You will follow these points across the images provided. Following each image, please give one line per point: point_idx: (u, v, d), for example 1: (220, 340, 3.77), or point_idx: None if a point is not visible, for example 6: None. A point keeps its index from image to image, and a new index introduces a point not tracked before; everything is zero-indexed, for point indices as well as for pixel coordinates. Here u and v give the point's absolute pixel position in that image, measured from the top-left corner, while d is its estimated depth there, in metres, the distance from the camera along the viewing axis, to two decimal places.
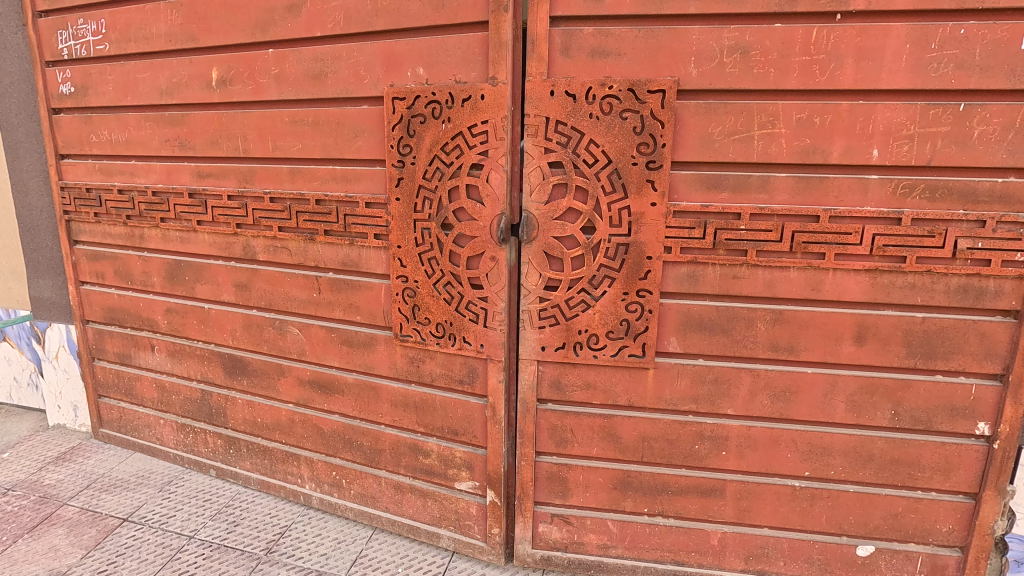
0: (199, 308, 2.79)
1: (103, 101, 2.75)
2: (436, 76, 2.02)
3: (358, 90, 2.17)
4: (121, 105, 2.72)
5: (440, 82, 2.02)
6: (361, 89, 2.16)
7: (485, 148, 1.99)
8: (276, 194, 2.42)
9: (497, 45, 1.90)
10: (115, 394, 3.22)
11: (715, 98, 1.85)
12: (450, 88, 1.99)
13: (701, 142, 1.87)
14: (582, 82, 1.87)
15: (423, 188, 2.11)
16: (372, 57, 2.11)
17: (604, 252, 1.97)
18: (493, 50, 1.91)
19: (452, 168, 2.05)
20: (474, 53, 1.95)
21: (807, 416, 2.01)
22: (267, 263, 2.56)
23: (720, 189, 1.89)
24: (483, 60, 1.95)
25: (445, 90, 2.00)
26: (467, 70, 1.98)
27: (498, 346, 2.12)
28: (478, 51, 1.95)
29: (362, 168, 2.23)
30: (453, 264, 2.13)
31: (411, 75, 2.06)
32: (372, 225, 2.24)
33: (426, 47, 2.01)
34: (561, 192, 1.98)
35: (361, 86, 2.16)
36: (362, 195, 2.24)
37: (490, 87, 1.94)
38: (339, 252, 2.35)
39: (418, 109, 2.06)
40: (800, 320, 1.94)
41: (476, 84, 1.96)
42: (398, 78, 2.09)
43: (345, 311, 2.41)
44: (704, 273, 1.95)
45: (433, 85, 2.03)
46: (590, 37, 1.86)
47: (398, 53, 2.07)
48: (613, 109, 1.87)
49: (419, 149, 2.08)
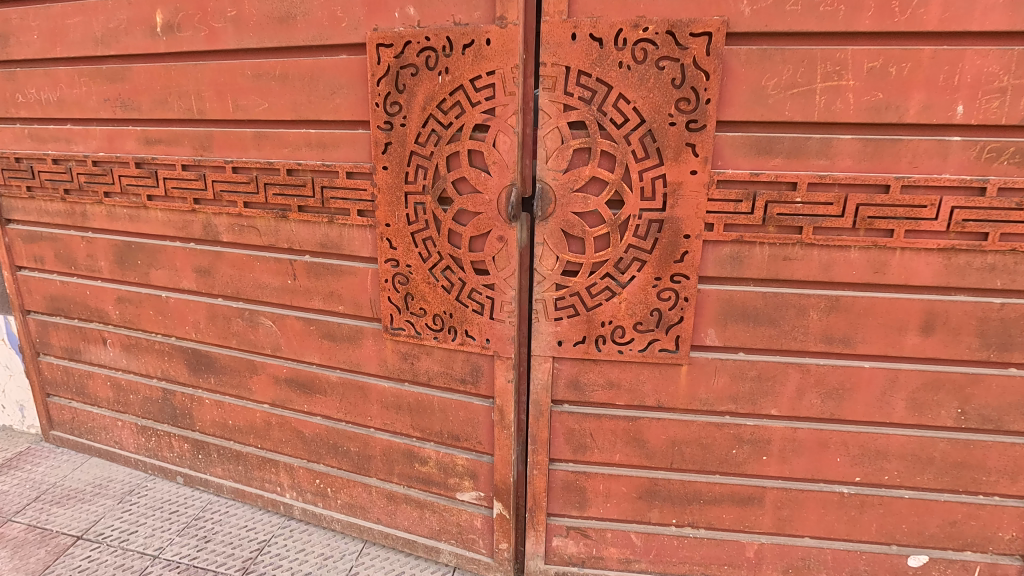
0: (154, 297, 2.43)
1: (27, 53, 2.32)
2: (429, 15, 1.66)
3: (333, 35, 1.79)
4: (49, 57, 2.29)
5: (435, 25, 1.66)
6: (336, 35, 1.79)
7: (491, 106, 1.64)
8: (238, 163, 2.05)
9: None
10: (72, 396, 2.85)
11: (770, 43, 1.53)
12: (448, 31, 1.64)
13: (752, 97, 1.56)
14: (610, 23, 1.53)
15: (416, 155, 1.77)
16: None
17: (634, 230, 1.67)
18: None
19: (450, 131, 1.70)
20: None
21: (862, 416, 1.76)
22: (232, 244, 2.20)
23: (773, 154, 1.59)
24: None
25: (441, 34, 1.65)
26: (467, 9, 1.62)
27: (507, 341, 1.81)
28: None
29: (341, 131, 1.87)
30: (453, 246, 1.81)
31: (399, 16, 1.70)
32: (356, 200, 1.90)
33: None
34: (583, 159, 1.66)
35: (337, 30, 1.78)
36: (343, 163, 1.89)
37: (498, 28, 1.58)
38: (318, 233, 2.01)
39: (408, 58, 1.70)
40: (859, 308, 1.67)
41: (479, 27, 1.60)
42: (383, 19, 1.72)
43: (326, 300, 2.08)
44: (751, 254, 1.67)
45: (427, 27, 1.67)
46: None
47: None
48: (648, 58, 1.54)
49: (411, 108, 1.73)
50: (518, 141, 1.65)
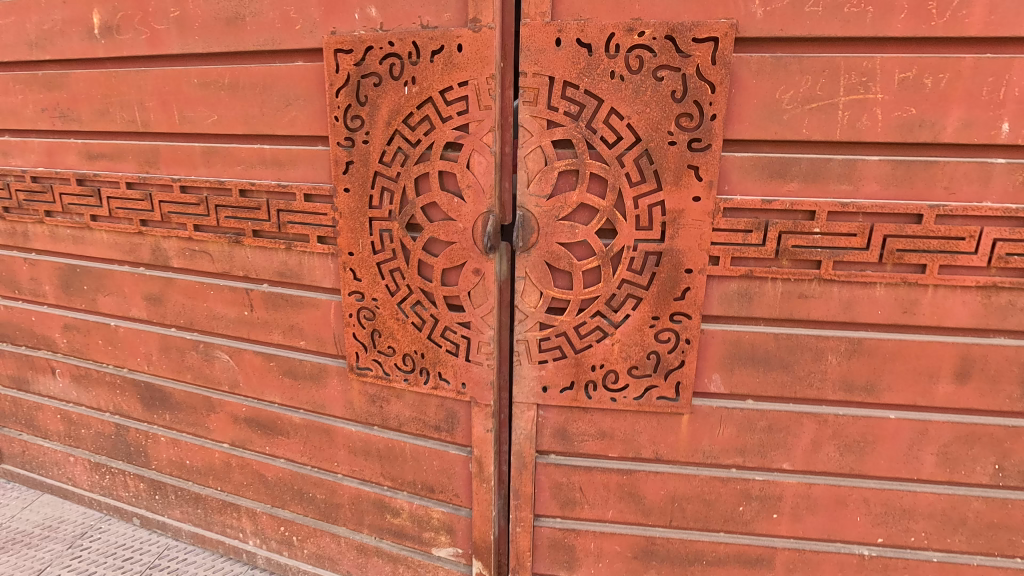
0: (102, 325, 2.20)
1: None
2: (393, 17, 1.45)
3: (287, 38, 1.58)
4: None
5: (400, 27, 1.45)
6: (290, 39, 1.57)
7: (464, 122, 1.43)
8: (187, 182, 1.83)
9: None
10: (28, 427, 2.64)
11: (785, 49, 1.32)
12: (414, 36, 1.42)
13: (764, 113, 1.35)
14: (600, 26, 1.32)
15: (381, 176, 1.56)
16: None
17: (628, 263, 1.46)
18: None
19: (419, 149, 1.49)
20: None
21: (886, 471, 1.56)
22: (183, 270, 1.98)
23: (788, 177, 1.38)
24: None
25: (406, 39, 1.43)
26: (436, 9, 1.40)
27: (485, 386, 1.60)
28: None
29: (298, 148, 1.66)
30: (424, 278, 1.59)
31: (359, 17, 1.48)
32: (316, 225, 1.68)
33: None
34: (570, 183, 1.44)
35: (291, 34, 1.57)
36: (301, 184, 1.68)
37: (470, 31, 1.36)
38: (275, 261, 1.79)
39: (370, 66, 1.48)
40: (884, 352, 1.46)
41: (449, 30, 1.38)
42: (341, 21, 1.50)
43: (286, 334, 1.86)
44: (761, 291, 1.46)
45: (391, 30, 1.45)
46: None
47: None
48: (644, 67, 1.33)
49: (374, 123, 1.52)
50: (495, 162, 1.44)
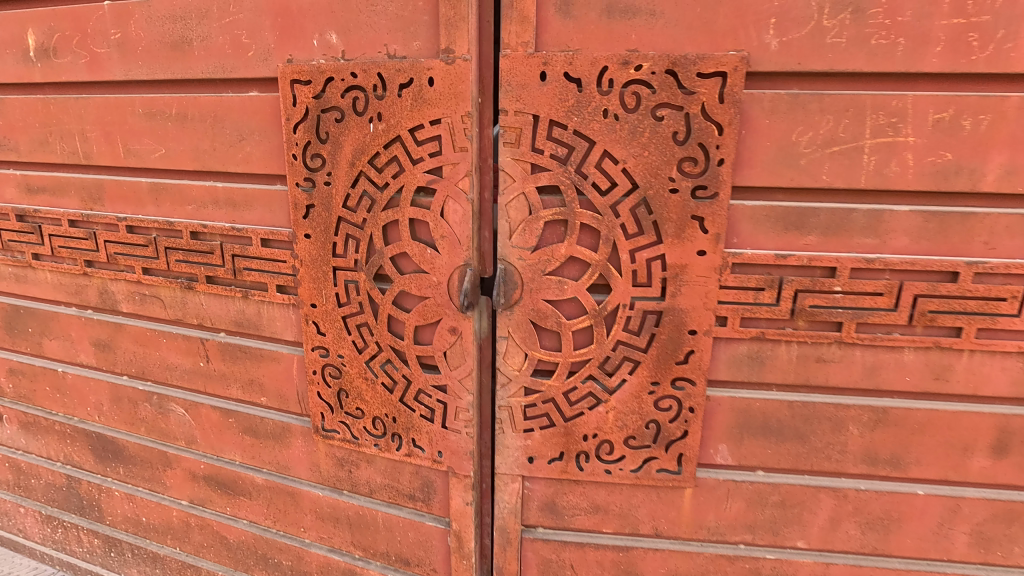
0: (49, 370, 2.01)
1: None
2: (356, 44, 1.27)
3: (239, 66, 1.40)
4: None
5: (364, 56, 1.27)
6: (242, 66, 1.39)
7: (437, 165, 1.25)
8: (133, 221, 1.65)
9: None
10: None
11: (802, 85, 1.16)
12: (379, 67, 1.24)
13: (779, 157, 1.18)
14: (591, 58, 1.15)
15: (346, 222, 1.38)
16: (258, 14, 1.35)
17: (623, 323, 1.29)
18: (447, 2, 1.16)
19: (387, 194, 1.31)
20: (416, 9, 1.20)
21: (912, 551, 1.39)
22: (134, 316, 1.79)
23: (805, 229, 1.21)
24: (429, 20, 1.20)
25: (370, 70, 1.25)
26: (404, 37, 1.23)
27: (464, 456, 1.43)
28: (422, 5, 1.20)
29: (254, 188, 1.48)
30: (394, 335, 1.42)
31: (318, 44, 1.30)
32: (275, 273, 1.51)
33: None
34: (558, 233, 1.27)
35: (243, 61, 1.39)
36: (257, 227, 1.50)
37: (443, 62, 1.19)
38: (232, 310, 1.61)
39: (330, 99, 1.30)
40: (912, 422, 1.30)
41: (419, 61, 1.21)
42: (298, 47, 1.32)
43: (246, 389, 1.68)
44: (774, 355, 1.29)
45: (353, 59, 1.28)
46: None
47: (296, 9, 1.30)
48: (642, 105, 1.16)
49: (337, 163, 1.34)
50: (473, 210, 1.26)
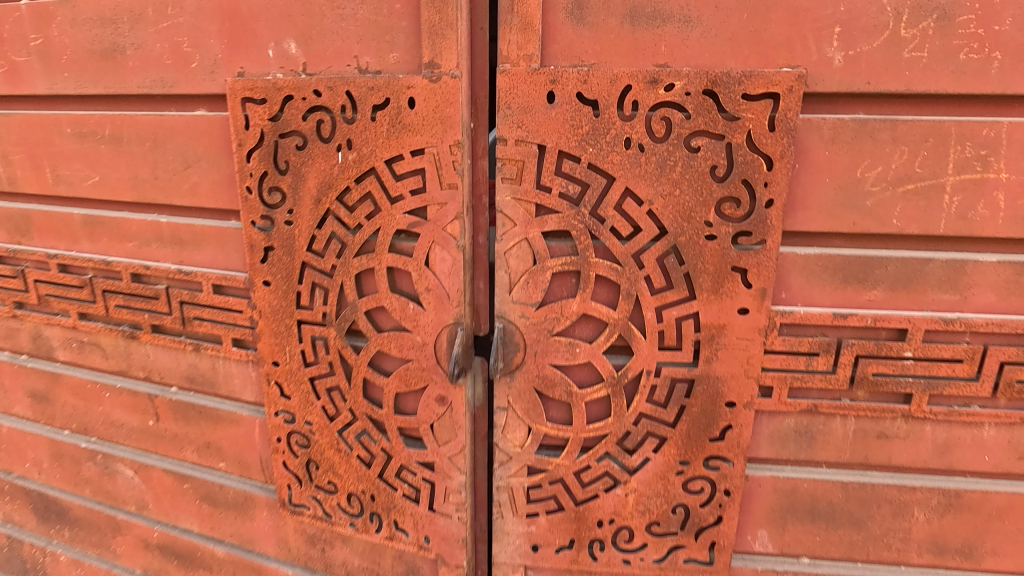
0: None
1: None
2: (320, 56, 1.03)
3: (181, 80, 1.16)
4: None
5: (330, 70, 1.03)
6: (184, 80, 1.15)
7: (420, 205, 1.02)
8: (65, 259, 1.40)
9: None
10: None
11: (870, 109, 0.94)
12: (348, 84, 1.00)
13: (839, 197, 0.96)
14: (612, 76, 0.92)
15: (311, 269, 1.14)
16: (201, 18, 1.10)
17: (647, 393, 1.07)
18: (430, 5, 0.93)
19: (360, 238, 1.08)
20: (392, 12, 0.97)
21: None
22: (73, 364, 1.55)
23: (869, 283, 1.00)
24: (409, 26, 0.97)
25: (337, 87, 1.01)
26: (379, 47, 0.99)
27: (456, 543, 1.20)
28: (401, 8, 0.97)
29: (203, 224, 1.24)
30: (371, 401, 1.19)
31: (274, 55, 1.07)
32: (230, 325, 1.27)
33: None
34: (568, 286, 1.05)
35: (185, 73, 1.15)
36: (208, 270, 1.26)
37: (426, 80, 0.96)
38: (183, 363, 1.37)
39: (290, 122, 1.07)
40: (990, 508, 1.09)
41: (396, 77, 0.97)
42: (250, 58, 1.09)
43: (201, 452, 1.44)
44: (827, 429, 1.08)
45: (317, 73, 1.04)
46: None
47: (247, 11, 1.07)
48: (673, 133, 0.94)
49: (299, 199, 1.10)
50: (465, 259, 1.03)
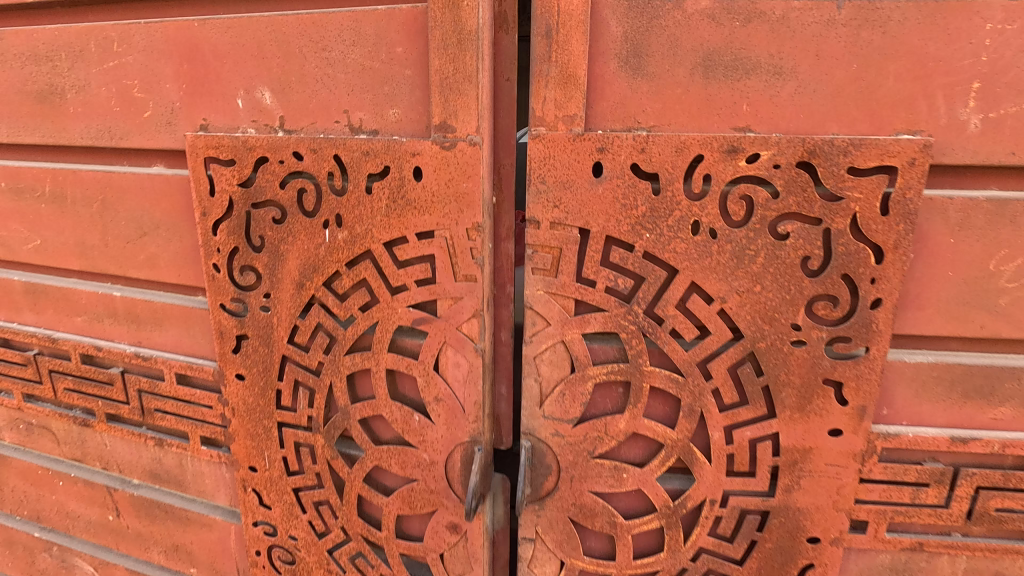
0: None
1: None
2: (300, 108, 0.82)
3: (132, 130, 0.93)
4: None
5: (314, 127, 0.82)
6: (135, 131, 0.93)
7: (428, 298, 0.80)
8: (6, 332, 1.18)
9: (454, 38, 0.70)
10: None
11: (1009, 185, 0.72)
12: (336, 146, 0.78)
13: (965, 295, 0.75)
14: (678, 144, 0.71)
15: (294, 364, 0.93)
16: (153, 57, 0.88)
17: (710, 526, 0.86)
18: (442, 50, 0.71)
19: (353, 333, 0.86)
20: (393, 57, 0.75)
21: None
22: (21, 445, 1.33)
23: (996, 399, 0.79)
24: (415, 75, 0.75)
25: (323, 150, 0.79)
26: (375, 100, 0.78)
27: None
28: (403, 52, 0.75)
29: (163, 301, 1.02)
30: (368, 521, 0.98)
31: (244, 104, 0.84)
32: (197, 420, 1.05)
33: (272, 36, 0.80)
34: (613, 398, 0.84)
35: (136, 123, 0.92)
36: (170, 356, 1.04)
37: (436, 145, 0.74)
38: (144, 458, 1.16)
39: (263, 190, 0.84)
40: None
41: (398, 140, 0.75)
42: (213, 108, 0.86)
43: (169, 555, 1.23)
44: (931, 569, 0.87)
45: (298, 129, 0.82)
46: (702, 24, 0.69)
47: (208, 50, 0.84)
48: (755, 216, 0.73)
49: (277, 281, 0.88)
50: (485, 365, 0.82)
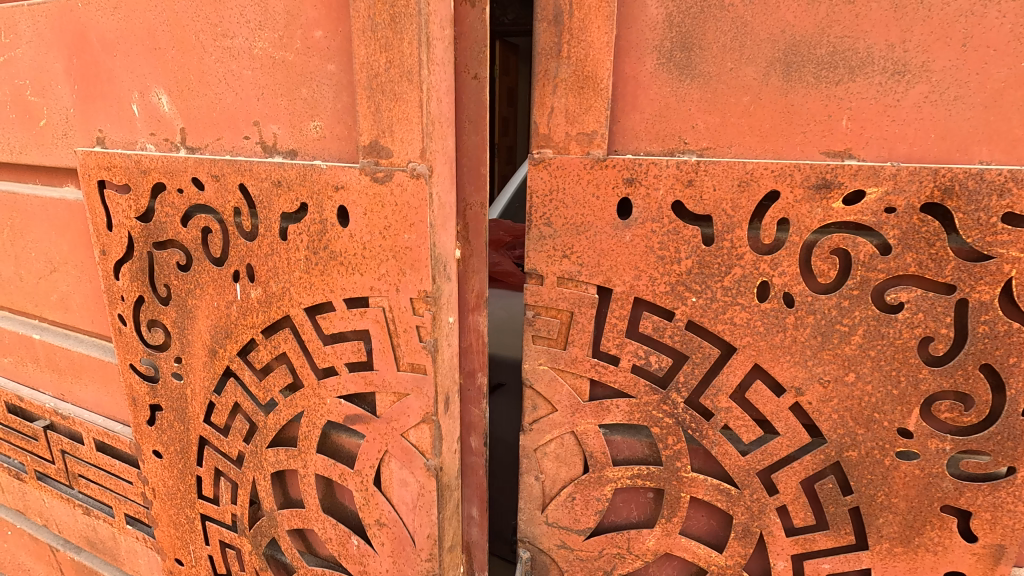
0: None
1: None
2: (202, 118, 0.64)
3: (31, 142, 0.79)
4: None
5: (220, 144, 0.64)
6: (35, 144, 0.78)
7: (363, 390, 0.62)
8: None
9: (384, 14, 0.51)
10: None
11: None
12: (240, 173, 0.61)
13: None
14: (739, 175, 0.50)
15: (214, 449, 0.76)
16: (42, 50, 0.71)
17: None
18: (370, 32, 0.52)
19: (276, 422, 0.69)
20: (310, 43, 0.56)
21: None
22: None
23: None
24: (338, 71, 0.56)
25: (226, 177, 0.62)
26: (292, 109, 0.60)
27: None
28: (323, 37, 0.56)
29: (80, 352, 0.88)
30: None
31: (140, 112, 0.68)
32: (120, 494, 0.91)
33: (163, 19, 0.62)
34: (641, 504, 0.63)
35: (33, 133, 0.77)
36: (91, 418, 0.91)
37: (366, 175, 0.56)
38: (77, 527, 1.02)
39: (164, 227, 0.68)
40: None
41: (316, 167, 0.57)
42: (109, 116, 0.70)
43: None
44: None
45: (201, 147, 0.65)
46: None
47: (96, 39, 0.67)
48: (853, 278, 0.50)
49: (187, 343, 0.72)
50: (439, 486, 0.63)
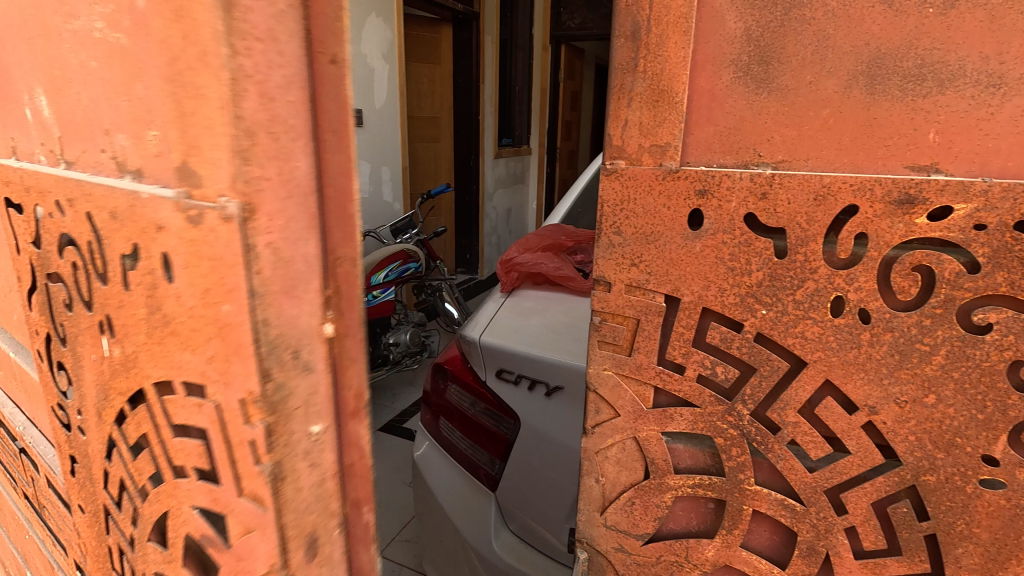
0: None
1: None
2: (67, 120, 0.45)
3: None
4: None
5: (82, 156, 0.45)
6: None
7: (212, 510, 0.40)
8: None
9: None
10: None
11: None
12: (85, 198, 0.44)
13: None
14: (814, 188, 0.49)
15: (119, 525, 0.59)
16: None
17: None
18: None
19: (148, 522, 0.49)
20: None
21: None
22: None
23: None
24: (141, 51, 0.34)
25: (77, 200, 0.46)
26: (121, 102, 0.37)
27: None
28: None
29: (23, 371, 0.77)
30: None
31: (31, 115, 0.50)
32: (67, 544, 0.79)
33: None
34: (698, 513, 0.63)
35: None
36: (42, 450, 0.80)
37: (179, 211, 0.34)
38: (27, 565, 1.02)
39: (51, 254, 0.55)
40: None
41: (135, 192, 0.37)
42: (9, 115, 0.54)
43: None
44: None
45: (72, 160, 0.46)
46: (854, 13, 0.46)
47: None
48: (936, 296, 0.49)
49: (83, 399, 0.57)
50: None
